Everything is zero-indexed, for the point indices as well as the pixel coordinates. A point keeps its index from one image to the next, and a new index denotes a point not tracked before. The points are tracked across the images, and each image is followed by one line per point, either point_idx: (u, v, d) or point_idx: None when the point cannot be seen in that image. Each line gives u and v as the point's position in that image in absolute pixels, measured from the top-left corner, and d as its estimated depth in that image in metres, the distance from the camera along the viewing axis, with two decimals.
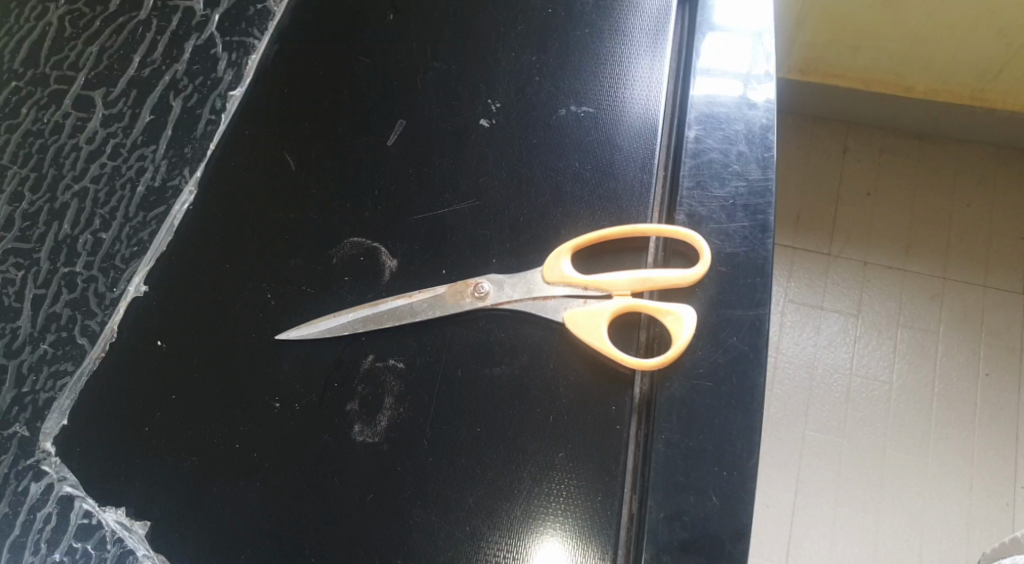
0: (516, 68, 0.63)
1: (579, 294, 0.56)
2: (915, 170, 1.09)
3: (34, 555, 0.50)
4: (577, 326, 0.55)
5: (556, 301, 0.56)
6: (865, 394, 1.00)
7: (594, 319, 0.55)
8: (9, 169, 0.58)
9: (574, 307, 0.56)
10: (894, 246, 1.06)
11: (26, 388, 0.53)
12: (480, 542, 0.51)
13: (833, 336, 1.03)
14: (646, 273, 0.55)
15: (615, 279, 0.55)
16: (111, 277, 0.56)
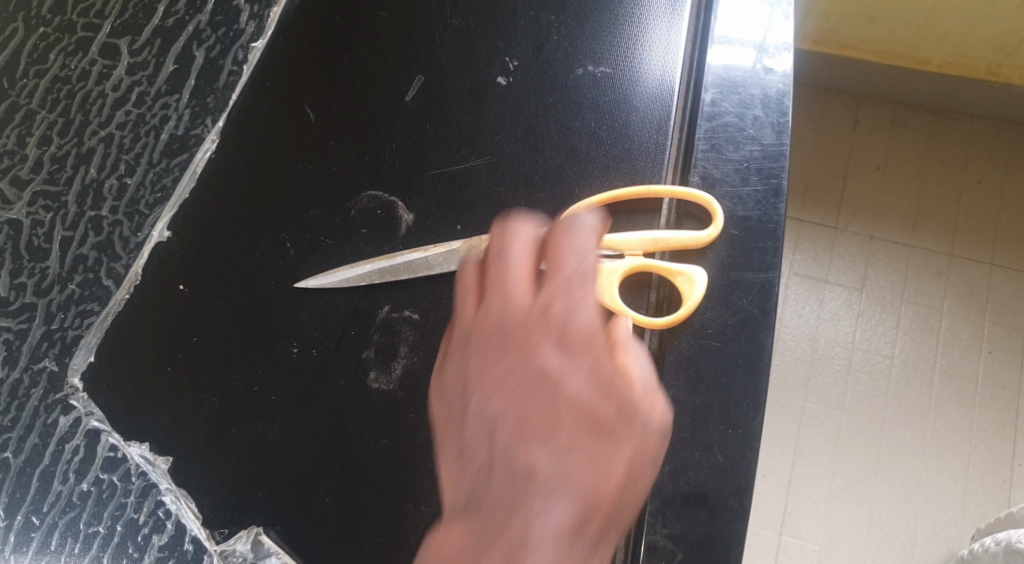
0: (535, 27, 0.63)
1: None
2: (931, 144, 1.08)
3: (63, 484, 0.52)
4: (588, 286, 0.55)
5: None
6: (867, 366, 1.02)
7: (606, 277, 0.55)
8: (37, 114, 0.59)
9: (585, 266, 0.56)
10: (905, 220, 1.06)
11: (54, 325, 0.55)
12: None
13: (838, 309, 1.04)
14: (658, 234, 0.56)
15: (627, 239, 0.56)
16: (135, 222, 0.58)
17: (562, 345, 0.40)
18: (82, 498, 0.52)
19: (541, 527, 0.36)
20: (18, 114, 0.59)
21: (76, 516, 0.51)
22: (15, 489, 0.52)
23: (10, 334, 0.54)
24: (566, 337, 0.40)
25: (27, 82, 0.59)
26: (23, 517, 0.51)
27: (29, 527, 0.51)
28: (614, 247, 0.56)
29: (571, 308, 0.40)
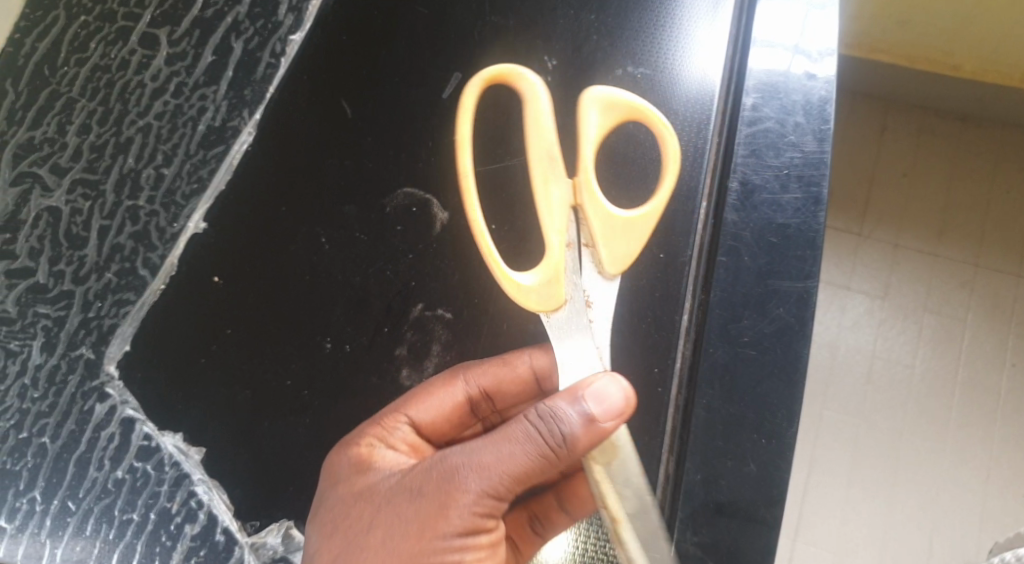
0: (574, 26, 0.63)
1: (570, 274, 0.48)
2: (967, 147, 0.98)
3: (99, 471, 0.53)
4: (619, 254, 0.49)
5: (572, 282, 0.48)
6: (886, 378, 0.94)
7: (608, 223, 0.49)
8: (78, 102, 0.59)
9: (580, 248, 0.49)
10: (927, 229, 0.97)
11: (91, 313, 0.56)
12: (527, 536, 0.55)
13: (859, 318, 0.97)
14: (541, 173, 0.49)
15: (551, 211, 0.49)
16: (172, 213, 0.58)
17: (356, 476, 0.49)
18: (117, 485, 0.53)
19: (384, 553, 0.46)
20: (58, 102, 0.59)
21: (111, 502, 0.52)
22: (52, 474, 0.53)
23: (49, 321, 0.55)
24: (367, 472, 0.49)
25: (68, 70, 0.60)
26: (59, 502, 0.52)
27: (65, 512, 0.52)
28: (561, 226, 0.48)
29: (383, 460, 0.50)
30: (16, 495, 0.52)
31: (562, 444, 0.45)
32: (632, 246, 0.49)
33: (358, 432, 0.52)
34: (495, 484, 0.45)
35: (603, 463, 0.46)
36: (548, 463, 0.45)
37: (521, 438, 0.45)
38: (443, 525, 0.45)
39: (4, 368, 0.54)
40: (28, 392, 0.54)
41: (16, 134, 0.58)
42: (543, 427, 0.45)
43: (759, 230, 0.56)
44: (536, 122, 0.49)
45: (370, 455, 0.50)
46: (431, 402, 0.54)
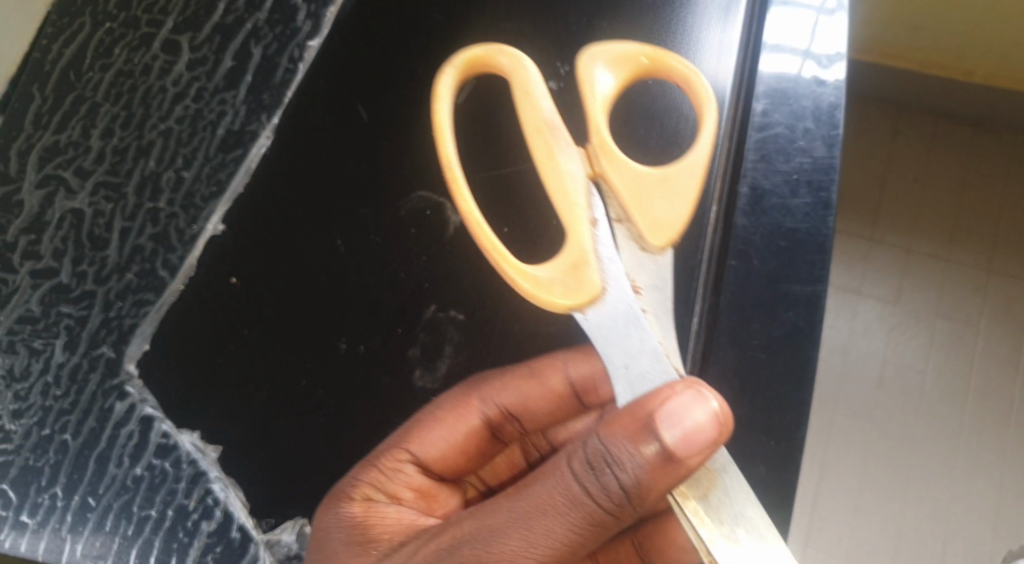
0: (588, 33, 0.64)
1: (588, 261, 0.44)
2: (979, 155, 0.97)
3: (118, 468, 0.54)
4: (662, 222, 0.44)
5: (598, 265, 0.44)
6: (895, 385, 0.93)
7: (636, 181, 0.45)
8: (101, 106, 0.60)
9: (602, 223, 0.44)
10: (937, 235, 0.95)
11: (112, 313, 0.57)
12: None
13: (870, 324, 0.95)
14: (541, 149, 0.45)
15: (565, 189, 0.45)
16: (191, 215, 0.59)
17: (360, 539, 0.48)
18: (136, 482, 0.54)
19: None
20: (82, 107, 0.60)
21: (129, 499, 0.53)
22: (73, 470, 0.54)
23: (71, 320, 0.57)
24: (370, 519, 0.49)
25: (92, 75, 0.61)
26: (80, 497, 0.53)
27: (85, 508, 0.53)
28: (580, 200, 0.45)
29: (388, 514, 0.50)
30: (39, 491, 0.53)
31: (623, 496, 0.40)
32: (675, 208, 0.45)
33: (359, 477, 0.52)
34: (544, 556, 0.40)
35: (699, 497, 0.41)
36: (606, 523, 0.40)
37: (564, 496, 0.40)
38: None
39: (29, 366, 0.56)
40: (51, 390, 0.55)
41: (41, 138, 0.60)
42: (597, 478, 0.40)
43: (768, 235, 0.57)
44: (527, 96, 0.46)
45: (379, 493, 0.51)
46: (438, 435, 0.53)
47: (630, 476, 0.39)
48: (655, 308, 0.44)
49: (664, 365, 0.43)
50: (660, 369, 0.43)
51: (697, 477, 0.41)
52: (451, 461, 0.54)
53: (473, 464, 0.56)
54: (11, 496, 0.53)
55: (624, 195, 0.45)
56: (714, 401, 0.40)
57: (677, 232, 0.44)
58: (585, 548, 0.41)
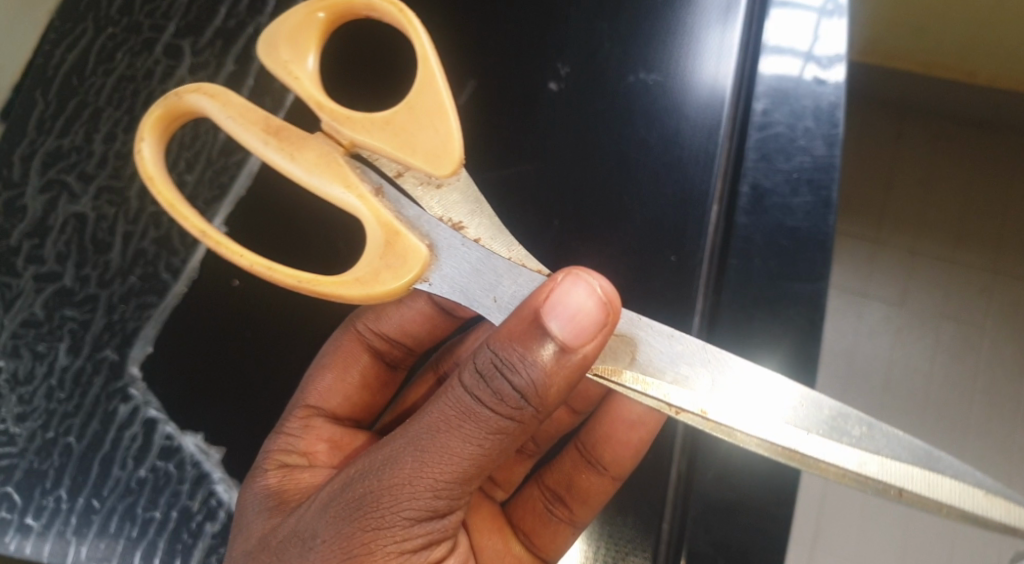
0: (588, 35, 0.64)
1: (380, 243, 0.42)
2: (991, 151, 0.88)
3: (122, 470, 0.54)
4: (438, 151, 0.43)
5: (409, 231, 0.42)
6: (900, 400, 0.83)
7: (414, 118, 0.44)
8: (105, 111, 0.61)
9: (387, 188, 0.43)
10: (944, 234, 0.87)
11: (115, 316, 0.57)
12: (552, 502, 0.55)
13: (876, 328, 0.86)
14: (292, 162, 0.43)
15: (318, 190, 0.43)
16: (194, 217, 0.59)
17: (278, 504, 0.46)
18: (140, 484, 0.54)
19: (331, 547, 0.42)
20: (85, 112, 0.61)
21: (133, 501, 0.54)
22: (77, 473, 0.54)
23: (75, 323, 0.57)
24: (289, 473, 0.49)
25: (94, 81, 0.61)
26: (84, 500, 0.54)
27: (89, 511, 0.53)
28: (331, 193, 0.43)
29: (303, 476, 0.49)
30: (44, 494, 0.54)
31: (521, 399, 0.39)
32: (444, 132, 0.43)
33: (270, 447, 0.51)
34: (446, 473, 0.40)
35: (629, 366, 0.42)
36: (508, 429, 0.40)
37: (457, 410, 0.40)
38: (385, 538, 0.41)
39: (33, 369, 0.56)
40: (55, 393, 0.56)
41: (45, 143, 0.60)
42: (488, 385, 0.40)
43: (769, 233, 0.57)
44: (217, 97, 0.43)
45: (292, 445, 0.51)
46: (327, 379, 0.55)
47: (524, 379, 0.39)
48: (486, 232, 0.44)
49: (523, 271, 0.42)
50: (525, 277, 0.42)
51: (618, 351, 0.43)
52: (351, 401, 0.55)
53: (382, 398, 0.57)
54: (17, 498, 0.54)
55: (395, 142, 0.44)
56: (600, 283, 0.40)
57: (459, 157, 0.43)
58: (492, 458, 0.41)
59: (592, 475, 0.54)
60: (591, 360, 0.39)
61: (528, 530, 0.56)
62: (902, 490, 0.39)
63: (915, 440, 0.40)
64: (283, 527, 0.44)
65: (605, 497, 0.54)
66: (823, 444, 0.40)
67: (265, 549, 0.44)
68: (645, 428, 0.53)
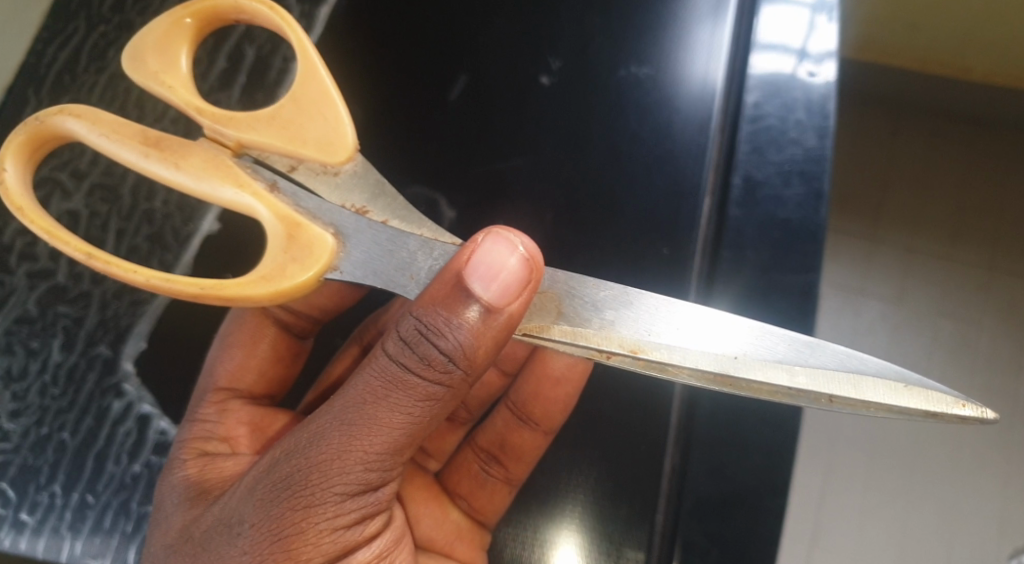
0: (579, 29, 0.64)
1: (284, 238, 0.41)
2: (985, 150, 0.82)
3: (117, 465, 0.54)
4: (329, 140, 0.43)
5: (311, 222, 0.42)
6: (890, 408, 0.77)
7: (298, 109, 0.44)
8: (97, 108, 0.61)
9: (282, 183, 0.43)
10: (938, 231, 0.81)
11: (109, 313, 0.57)
12: (487, 463, 0.58)
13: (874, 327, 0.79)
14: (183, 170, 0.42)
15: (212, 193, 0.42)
16: (186, 214, 0.59)
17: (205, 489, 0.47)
18: (134, 479, 0.54)
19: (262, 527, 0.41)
20: None
21: (128, 496, 0.54)
22: (71, 468, 0.54)
23: (69, 320, 0.57)
24: (219, 458, 0.50)
25: (86, 78, 0.61)
26: (79, 495, 0.54)
27: (84, 506, 0.53)
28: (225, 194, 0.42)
29: (226, 464, 0.49)
30: (38, 490, 0.54)
31: (448, 362, 0.40)
32: (334, 123, 0.44)
33: (187, 436, 0.51)
34: (376, 444, 0.40)
35: (554, 319, 0.42)
36: (436, 395, 0.41)
37: (383, 379, 0.40)
38: (317, 515, 0.41)
39: (26, 366, 0.56)
40: (48, 389, 0.56)
41: None
42: (414, 350, 0.40)
43: (760, 227, 0.57)
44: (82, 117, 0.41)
45: (212, 428, 0.52)
46: (235, 358, 0.55)
47: (450, 341, 0.39)
48: (393, 213, 0.44)
49: (437, 245, 0.43)
50: (439, 250, 0.42)
51: (541, 306, 0.43)
52: (265, 377, 0.56)
53: (295, 368, 0.58)
54: (11, 494, 0.54)
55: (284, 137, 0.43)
56: (520, 243, 0.40)
57: (352, 145, 0.44)
58: (422, 425, 0.41)
59: (521, 440, 0.56)
60: (517, 319, 0.40)
61: (464, 494, 0.58)
62: (832, 396, 0.40)
63: (840, 349, 0.41)
64: (208, 515, 0.44)
65: (538, 454, 0.56)
66: (747, 365, 0.40)
67: (190, 539, 0.44)
68: (570, 385, 0.55)
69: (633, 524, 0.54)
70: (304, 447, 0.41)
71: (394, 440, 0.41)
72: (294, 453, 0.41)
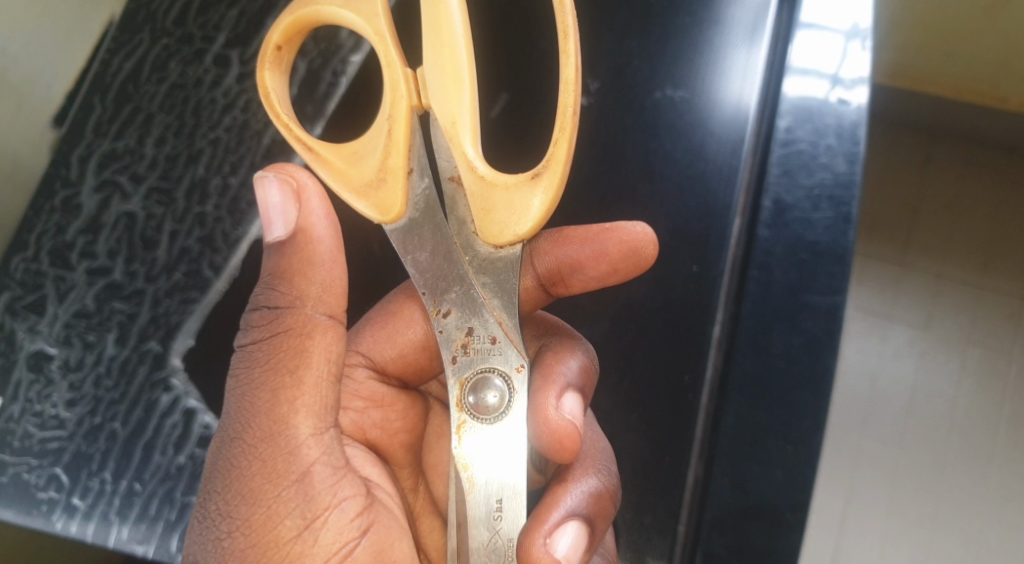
0: (618, 52, 0.66)
1: (523, 180, 0.43)
2: (1015, 181, 0.84)
3: (163, 456, 0.58)
4: (488, 208, 0.45)
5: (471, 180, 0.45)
6: (916, 435, 0.78)
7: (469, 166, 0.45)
8: (157, 117, 0.64)
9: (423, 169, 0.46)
10: (968, 259, 0.81)
11: (161, 310, 0.60)
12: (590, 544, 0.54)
13: (901, 351, 0.80)
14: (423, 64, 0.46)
15: (448, 92, 0.45)
16: (236, 218, 0.62)
17: (262, 475, 0.45)
18: (179, 470, 0.57)
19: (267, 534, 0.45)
20: (138, 117, 0.64)
21: (172, 486, 0.57)
22: (120, 457, 0.58)
23: (124, 316, 0.60)
24: (306, 480, 0.45)
25: (148, 88, 0.64)
26: (127, 483, 0.57)
27: (132, 493, 0.57)
28: (464, 105, 0.45)
29: (289, 447, 0.45)
30: (90, 475, 0.57)
31: (286, 317, 0.44)
32: (482, 211, 0.45)
33: (242, 393, 0.45)
34: (277, 415, 0.44)
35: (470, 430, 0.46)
36: (292, 352, 0.44)
37: (279, 348, 0.44)
38: (283, 511, 0.45)
39: (83, 358, 0.60)
40: (102, 381, 0.59)
41: (100, 146, 0.63)
42: (266, 312, 0.45)
43: (789, 247, 0.57)
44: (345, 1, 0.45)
45: (286, 420, 0.44)
46: (323, 285, 0.44)
47: (278, 296, 0.44)
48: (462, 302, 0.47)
49: (482, 312, 0.47)
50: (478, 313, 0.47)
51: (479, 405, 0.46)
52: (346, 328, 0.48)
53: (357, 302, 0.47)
54: (65, 479, 0.57)
55: (344, 173, 0.46)
56: (303, 178, 0.44)
57: (498, 236, 0.45)
58: (288, 386, 0.44)
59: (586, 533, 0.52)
60: (319, 262, 0.44)
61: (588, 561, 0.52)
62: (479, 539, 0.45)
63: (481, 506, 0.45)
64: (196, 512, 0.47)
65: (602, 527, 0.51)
66: (487, 538, 0.45)
67: (235, 546, 0.44)
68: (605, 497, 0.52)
69: (653, 534, 0.58)
70: (264, 437, 0.44)
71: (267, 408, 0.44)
72: (255, 441, 0.44)
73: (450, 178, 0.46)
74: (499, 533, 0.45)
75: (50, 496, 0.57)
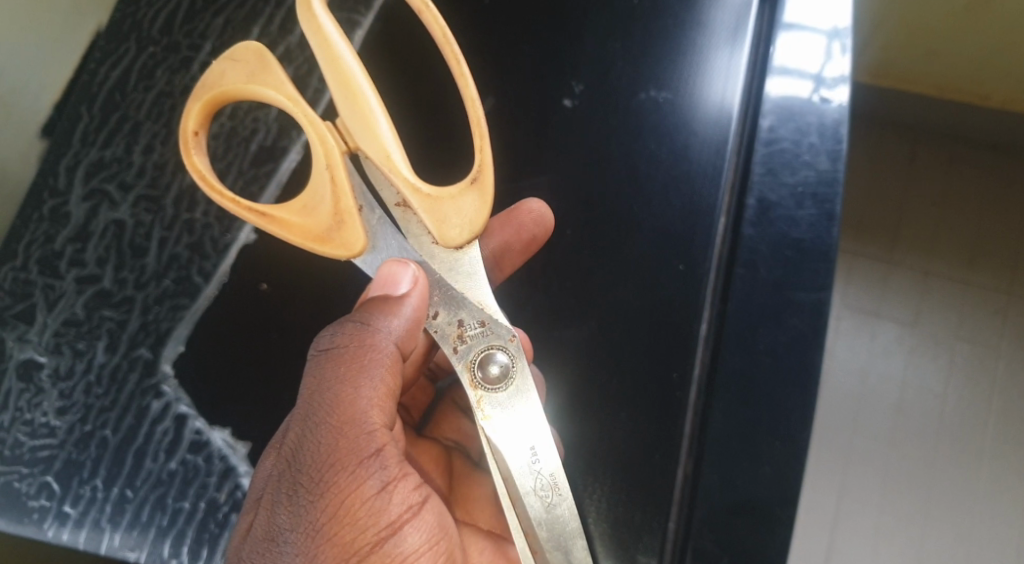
0: (602, 55, 0.67)
1: (463, 186, 0.48)
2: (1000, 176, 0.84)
3: (154, 462, 0.58)
4: (445, 220, 0.48)
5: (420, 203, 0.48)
6: (905, 430, 0.79)
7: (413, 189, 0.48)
8: (145, 124, 0.64)
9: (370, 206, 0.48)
10: (956, 256, 0.82)
11: (150, 317, 0.60)
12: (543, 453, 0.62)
13: (888, 346, 0.81)
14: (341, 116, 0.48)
15: (370, 127, 0.47)
16: (225, 225, 0.62)
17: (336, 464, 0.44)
18: (171, 476, 0.58)
19: (341, 520, 0.43)
20: (126, 125, 0.64)
21: (164, 492, 0.57)
22: (112, 464, 0.58)
23: (113, 323, 0.61)
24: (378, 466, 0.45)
25: (135, 96, 0.65)
26: (118, 489, 0.57)
27: (123, 500, 0.57)
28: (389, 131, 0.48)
29: (364, 434, 0.45)
30: (81, 483, 0.57)
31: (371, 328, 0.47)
32: (438, 224, 0.48)
33: (320, 390, 0.46)
34: (353, 405, 0.45)
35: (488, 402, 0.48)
36: (374, 355, 0.47)
37: (359, 351, 0.47)
38: (358, 496, 0.44)
39: (73, 366, 0.60)
40: (92, 388, 0.59)
41: (88, 154, 0.63)
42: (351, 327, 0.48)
43: (774, 245, 0.58)
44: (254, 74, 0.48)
45: (363, 410, 0.45)
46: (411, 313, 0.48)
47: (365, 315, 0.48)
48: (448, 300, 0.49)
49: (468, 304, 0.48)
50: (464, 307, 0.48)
51: (486, 375, 0.48)
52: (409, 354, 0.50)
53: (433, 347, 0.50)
54: (56, 487, 0.57)
55: (303, 226, 0.47)
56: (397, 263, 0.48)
57: (461, 240, 0.48)
58: (369, 383, 0.46)
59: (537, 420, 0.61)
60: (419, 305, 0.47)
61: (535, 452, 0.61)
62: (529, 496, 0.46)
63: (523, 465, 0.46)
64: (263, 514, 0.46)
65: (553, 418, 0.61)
66: (542, 506, 0.46)
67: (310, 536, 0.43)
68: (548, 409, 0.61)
69: (643, 532, 0.58)
70: (340, 429, 0.45)
71: (345, 402, 0.46)
72: (331, 430, 0.45)
73: (397, 204, 0.49)
74: (542, 474, 0.46)
75: (41, 504, 0.57)
